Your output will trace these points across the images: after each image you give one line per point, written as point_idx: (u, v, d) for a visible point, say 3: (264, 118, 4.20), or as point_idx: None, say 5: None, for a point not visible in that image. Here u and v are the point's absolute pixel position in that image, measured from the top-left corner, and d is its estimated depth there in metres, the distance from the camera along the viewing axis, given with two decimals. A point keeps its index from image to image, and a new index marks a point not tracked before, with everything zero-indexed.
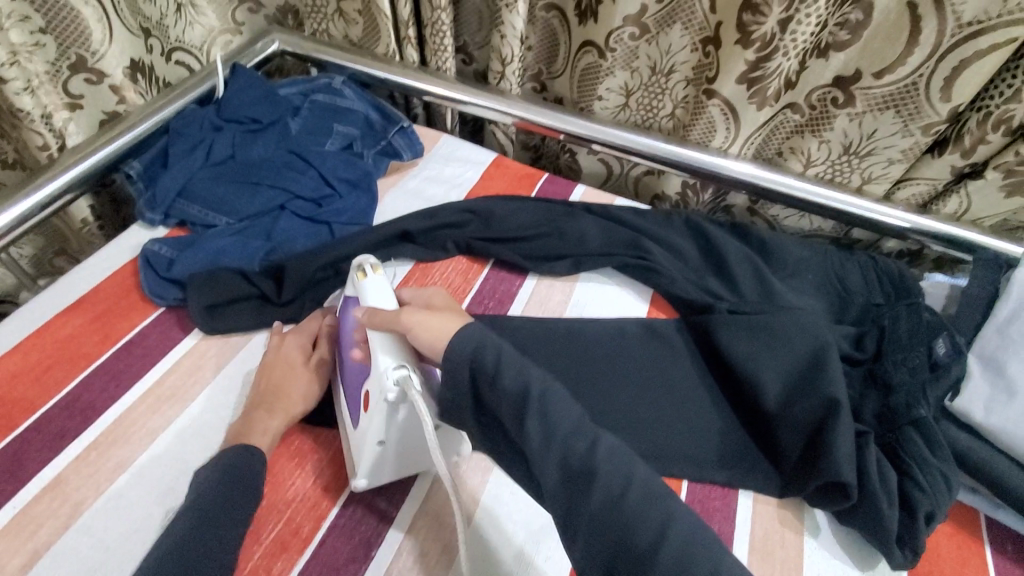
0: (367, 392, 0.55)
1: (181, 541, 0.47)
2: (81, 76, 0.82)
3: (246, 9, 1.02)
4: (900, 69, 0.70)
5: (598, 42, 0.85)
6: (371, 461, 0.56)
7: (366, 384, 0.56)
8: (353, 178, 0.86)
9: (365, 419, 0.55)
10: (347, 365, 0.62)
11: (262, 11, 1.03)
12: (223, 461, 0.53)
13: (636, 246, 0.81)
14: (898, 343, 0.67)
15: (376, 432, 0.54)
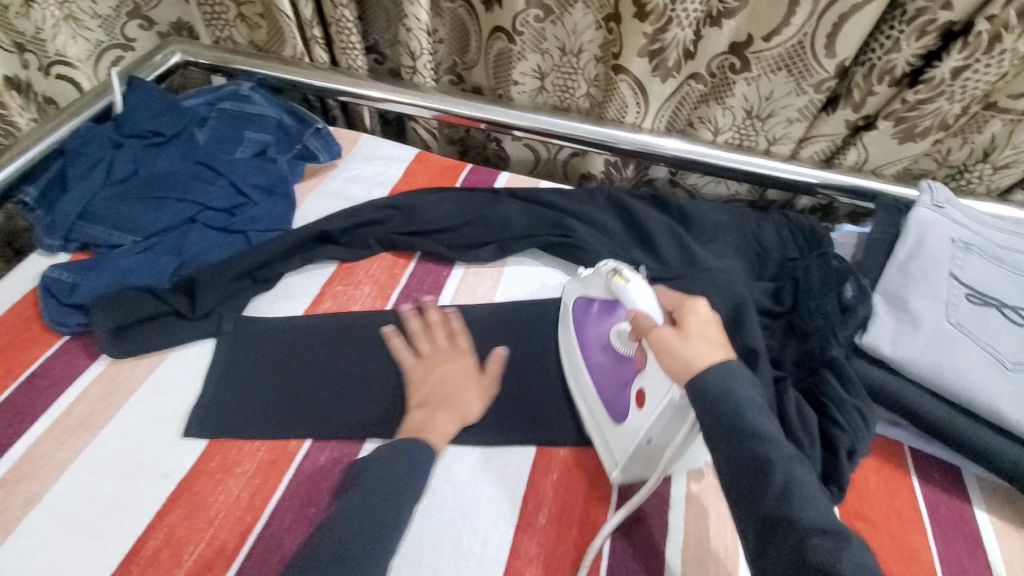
0: (642, 390, 0.56)
1: (338, 540, 0.48)
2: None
3: (137, 25, 0.97)
4: (785, 30, 0.73)
5: (506, 27, 0.86)
6: (632, 459, 0.57)
7: (642, 383, 0.56)
8: (268, 184, 0.83)
9: (637, 416, 0.56)
10: (600, 358, 0.64)
11: (154, 28, 1.00)
12: (397, 445, 0.57)
13: (559, 225, 0.81)
14: (811, 292, 0.70)
15: (646, 432, 0.54)
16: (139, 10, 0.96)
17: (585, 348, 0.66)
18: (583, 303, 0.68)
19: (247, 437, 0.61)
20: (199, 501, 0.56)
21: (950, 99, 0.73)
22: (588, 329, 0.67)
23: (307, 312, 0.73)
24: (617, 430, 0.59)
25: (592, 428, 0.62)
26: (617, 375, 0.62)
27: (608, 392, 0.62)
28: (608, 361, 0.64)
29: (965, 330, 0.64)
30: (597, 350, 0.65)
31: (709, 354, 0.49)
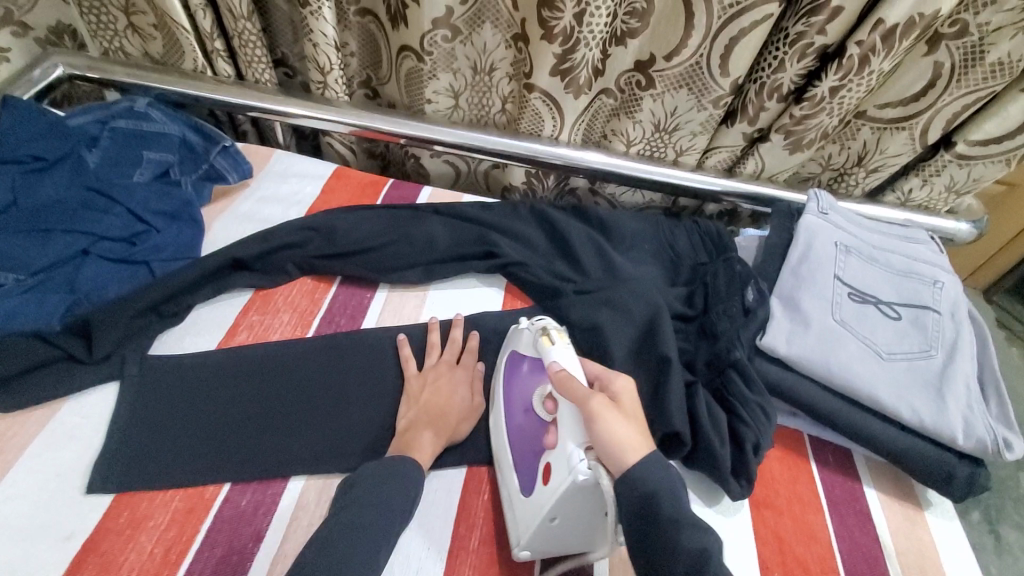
0: (549, 465, 0.55)
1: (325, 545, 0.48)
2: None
3: (9, 33, 0.86)
4: (684, 51, 0.77)
5: (414, 46, 0.84)
6: (534, 538, 0.55)
7: (549, 458, 0.55)
8: (172, 210, 0.78)
9: (542, 491, 0.54)
10: (523, 424, 0.62)
11: (31, 35, 0.90)
12: (385, 464, 0.56)
13: (484, 241, 0.82)
14: (719, 296, 0.75)
15: (549, 511, 0.53)
16: (12, 15, 0.85)
17: (512, 413, 0.64)
18: (513, 360, 0.68)
19: (160, 485, 0.58)
20: (108, 562, 0.52)
21: (830, 113, 0.80)
22: (515, 389, 0.66)
23: (221, 344, 0.70)
24: (523, 503, 0.56)
25: (503, 495, 0.60)
26: (530, 446, 0.60)
27: (523, 460, 0.60)
28: (529, 429, 0.61)
29: (847, 327, 0.71)
30: (525, 420, 0.62)
31: (628, 440, 0.50)
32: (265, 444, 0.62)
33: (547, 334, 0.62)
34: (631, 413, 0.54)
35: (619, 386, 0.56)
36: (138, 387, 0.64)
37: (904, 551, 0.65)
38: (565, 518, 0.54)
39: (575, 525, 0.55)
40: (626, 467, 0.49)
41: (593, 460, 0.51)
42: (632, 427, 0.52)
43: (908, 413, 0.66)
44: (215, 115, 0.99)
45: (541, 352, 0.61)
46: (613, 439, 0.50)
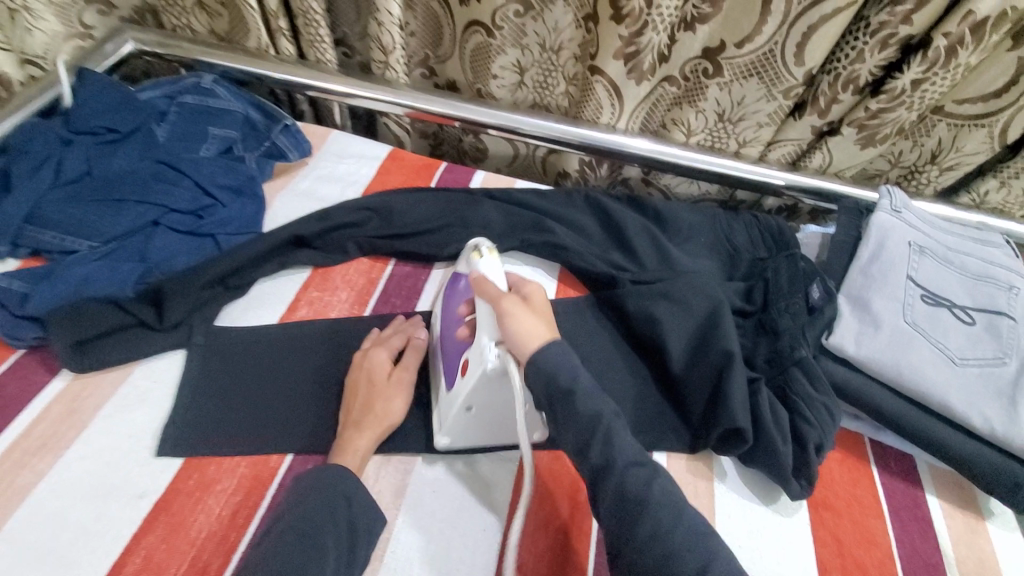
0: (467, 358, 0.59)
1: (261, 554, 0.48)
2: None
3: (96, 11, 0.90)
4: (757, 37, 0.75)
5: (485, 21, 0.85)
6: (454, 424, 0.60)
7: (467, 352, 0.59)
8: (236, 185, 0.80)
9: (460, 383, 0.59)
10: (448, 330, 0.65)
11: (116, 13, 0.92)
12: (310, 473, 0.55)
13: (539, 227, 0.82)
14: (781, 292, 0.73)
15: (463, 399, 0.57)
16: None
17: (443, 325, 0.67)
18: (448, 287, 0.69)
19: (225, 451, 0.59)
20: (178, 522, 0.54)
21: (908, 107, 0.77)
22: (449, 304, 0.68)
23: (283, 318, 0.71)
24: (445, 396, 0.61)
25: (432, 397, 0.66)
26: (452, 334, 0.64)
27: (446, 355, 0.64)
28: (452, 326, 0.65)
29: (920, 330, 0.69)
30: (450, 326, 0.66)
31: (531, 325, 0.54)
32: (325, 417, 0.63)
33: (477, 252, 0.62)
34: (539, 306, 0.57)
35: (529, 288, 0.59)
36: (207, 355, 0.66)
37: (967, 562, 0.63)
38: (481, 412, 0.59)
39: (492, 413, 0.60)
40: (529, 352, 0.52)
41: (501, 350, 0.55)
42: (538, 320, 0.55)
43: (978, 420, 0.64)
44: (275, 94, 1.00)
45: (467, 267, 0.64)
46: (520, 326, 0.53)
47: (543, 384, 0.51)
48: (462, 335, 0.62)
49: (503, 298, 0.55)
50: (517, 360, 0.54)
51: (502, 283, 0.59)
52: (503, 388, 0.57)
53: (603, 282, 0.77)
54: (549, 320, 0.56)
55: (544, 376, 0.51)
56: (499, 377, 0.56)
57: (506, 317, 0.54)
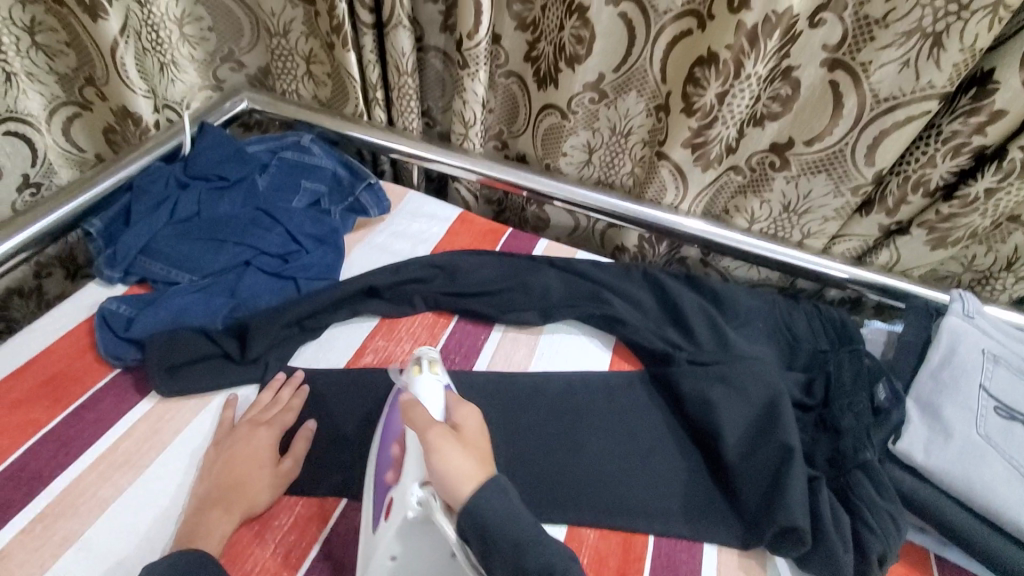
0: (390, 500, 0.53)
1: None
2: (90, 89, 0.95)
3: (228, 68, 1.05)
4: (828, 137, 0.78)
5: (560, 106, 0.91)
6: (377, 575, 0.53)
7: (392, 492, 0.54)
8: (320, 235, 0.87)
9: (383, 531, 0.53)
10: (383, 461, 0.59)
11: (243, 71, 1.06)
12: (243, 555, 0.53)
13: (597, 298, 0.84)
14: (843, 389, 0.73)
15: (388, 550, 0.52)
16: (232, 54, 1.03)
17: (381, 444, 0.61)
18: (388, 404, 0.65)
19: (285, 488, 0.61)
20: (236, 555, 0.56)
21: (983, 215, 0.77)
22: (384, 429, 0.63)
23: (349, 363, 0.75)
24: (370, 539, 0.55)
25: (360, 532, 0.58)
26: (384, 472, 0.58)
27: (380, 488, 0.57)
28: (385, 448, 0.60)
29: (992, 444, 0.65)
30: (382, 452, 0.60)
31: (466, 467, 0.50)
32: None
33: (419, 364, 0.64)
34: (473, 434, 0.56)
35: (463, 415, 0.58)
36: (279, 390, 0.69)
37: None
38: (411, 550, 0.52)
39: (423, 554, 0.52)
40: (459, 497, 0.48)
41: (427, 492, 0.50)
42: (470, 457, 0.51)
43: None
44: (361, 153, 1.10)
45: (406, 378, 0.64)
46: (453, 468, 0.49)
47: (470, 527, 0.47)
48: (393, 470, 0.56)
49: (433, 432, 0.52)
50: (445, 509, 0.49)
51: (439, 408, 0.60)
52: (434, 538, 0.51)
53: (658, 357, 0.78)
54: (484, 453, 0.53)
55: (474, 527, 0.47)
56: (427, 522, 0.51)
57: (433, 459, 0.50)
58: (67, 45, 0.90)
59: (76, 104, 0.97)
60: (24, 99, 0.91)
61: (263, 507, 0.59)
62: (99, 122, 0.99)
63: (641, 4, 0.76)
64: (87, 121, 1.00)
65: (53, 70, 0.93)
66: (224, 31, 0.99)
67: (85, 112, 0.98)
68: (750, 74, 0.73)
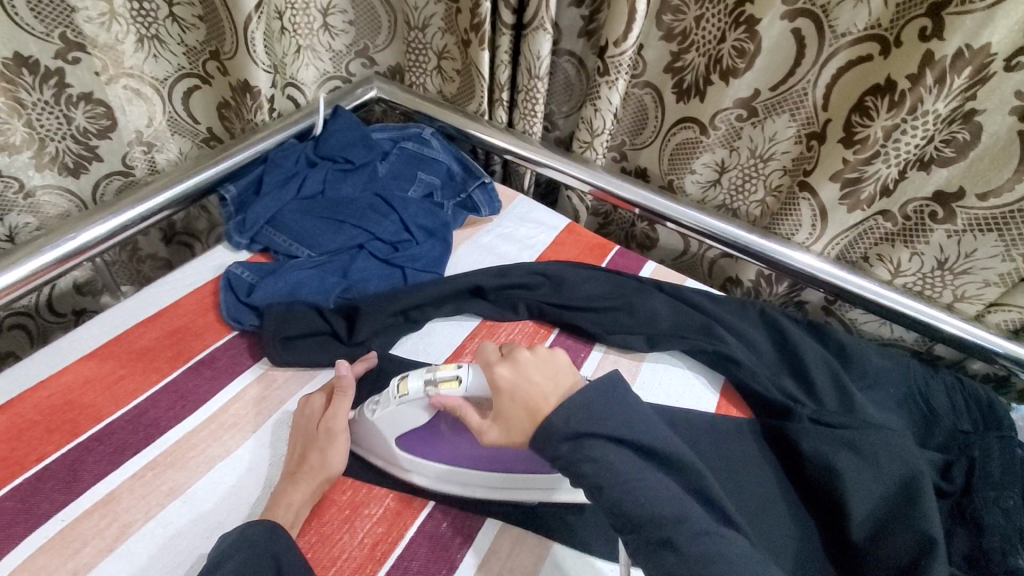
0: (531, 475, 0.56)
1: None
2: (212, 63, 0.93)
3: (359, 63, 1.08)
4: (1006, 194, 0.69)
5: (702, 120, 0.86)
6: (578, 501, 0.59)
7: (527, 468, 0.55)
8: (432, 227, 0.87)
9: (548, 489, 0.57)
10: (464, 454, 0.59)
11: (374, 68, 1.09)
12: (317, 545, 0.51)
13: (709, 333, 0.77)
14: (992, 481, 0.65)
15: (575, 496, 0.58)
16: (367, 50, 1.06)
17: (432, 450, 0.59)
18: (406, 443, 0.59)
19: (377, 476, 0.61)
20: (326, 536, 0.56)
21: None
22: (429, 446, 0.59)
23: (447, 361, 0.74)
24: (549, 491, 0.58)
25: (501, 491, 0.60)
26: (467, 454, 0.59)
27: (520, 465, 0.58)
28: (449, 452, 0.59)
29: None
30: (449, 448, 0.59)
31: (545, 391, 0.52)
32: None
33: (440, 384, 0.54)
34: (533, 359, 0.54)
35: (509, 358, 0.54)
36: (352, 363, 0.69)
37: None
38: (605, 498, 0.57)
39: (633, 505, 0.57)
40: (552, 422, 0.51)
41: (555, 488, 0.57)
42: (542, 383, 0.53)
43: None
44: (475, 151, 1.10)
45: (441, 400, 0.54)
46: (540, 398, 0.51)
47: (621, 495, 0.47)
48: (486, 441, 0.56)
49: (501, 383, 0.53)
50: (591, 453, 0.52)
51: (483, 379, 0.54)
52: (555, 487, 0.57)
53: (774, 410, 0.71)
54: (553, 375, 0.53)
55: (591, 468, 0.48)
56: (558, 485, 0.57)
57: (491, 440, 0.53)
58: (199, 19, 0.89)
59: (197, 77, 0.96)
60: (151, 63, 0.90)
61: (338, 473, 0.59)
62: (216, 97, 0.99)
63: (820, 21, 0.70)
64: (204, 95, 0.98)
65: (183, 42, 0.92)
66: (363, 28, 1.03)
67: (205, 86, 0.97)
68: (927, 111, 0.67)
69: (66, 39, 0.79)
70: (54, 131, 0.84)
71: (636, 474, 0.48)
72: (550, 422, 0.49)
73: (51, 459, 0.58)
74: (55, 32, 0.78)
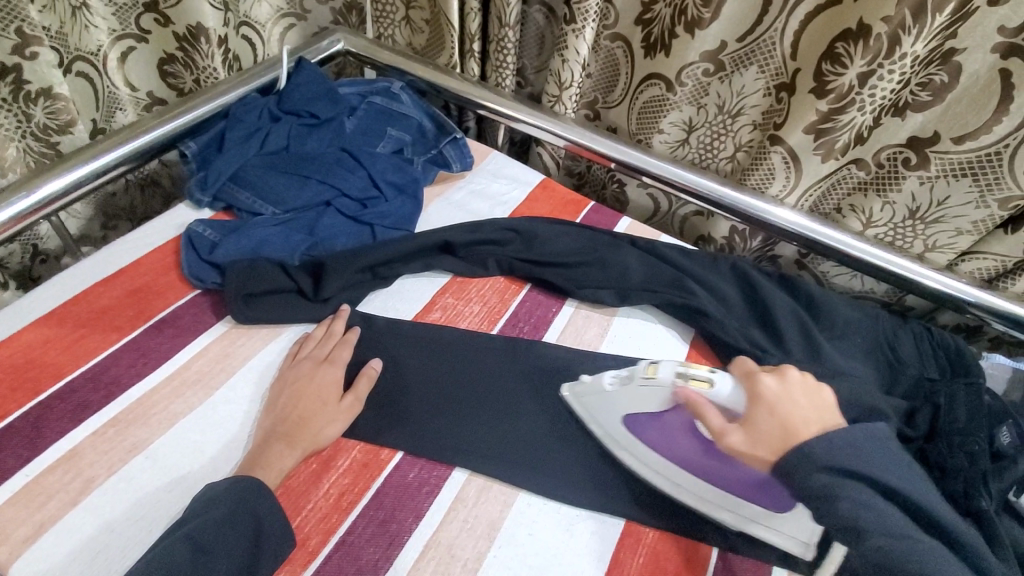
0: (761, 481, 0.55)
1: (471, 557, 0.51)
2: (149, 15, 0.85)
3: None
4: (983, 137, 0.67)
5: (668, 77, 0.84)
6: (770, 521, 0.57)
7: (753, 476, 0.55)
8: (401, 183, 0.85)
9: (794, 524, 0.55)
10: (687, 451, 0.58)
11: (330, 5, 1.03)
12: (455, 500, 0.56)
13: (679, 287, 0.77)
14: (954, 426, 0.66)
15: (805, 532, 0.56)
16: None
17: (657, 432, 0.59)
18: (632, 421, 0.60)
19: (345, 429, 0.61)
20: (292, 488, 0.56)
21: None
22: (659, 437, 0.59)
23: (416, 317, 0.74)
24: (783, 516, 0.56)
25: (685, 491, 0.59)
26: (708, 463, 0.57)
27: (736, 482, 0.56)
28: (670, 443, 0.59)
29: None
30: (672, 443, 0.59)
31: (812, 415, 0.49)
32: (432, 420, 0.63)
33: (691, 380, 0.53)
34: (799, 383, 0.52)
35: (790, 375, 0.53)
36: (329, 321, 0.69)
37: None
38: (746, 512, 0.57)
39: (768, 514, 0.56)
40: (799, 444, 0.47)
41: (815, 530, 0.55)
42: (815, 407, 0.50)
43: None
44: (448, 105, 1.07)
45: (687, 397, 0.53)
46: (796, 421, 0.49)
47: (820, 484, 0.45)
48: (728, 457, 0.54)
49: (772, 393, 0.51)
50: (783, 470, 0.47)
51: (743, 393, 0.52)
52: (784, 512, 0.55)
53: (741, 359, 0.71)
54: (821, 409, 0.50)
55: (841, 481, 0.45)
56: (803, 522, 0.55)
57: (731, 444, 0.51)
58: None
59: (133, 36, 0.86)
60: (85, 33, 0.80)
61: (326, 442, 0.59)
62: (155, 53, 0.89)
63: None
64: (142, 55, 0.89)
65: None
66: None
67: (143, 45, 0.88)
68: (906, 53, 0.65)
69: (21, 32, 0.71)
70: (11, 129, 0.78)
71: (854, 495, 0.44)
72: (807, 445, 0.46)
73: (12, 417, 0.57)
74: (10, 27, 0.70)
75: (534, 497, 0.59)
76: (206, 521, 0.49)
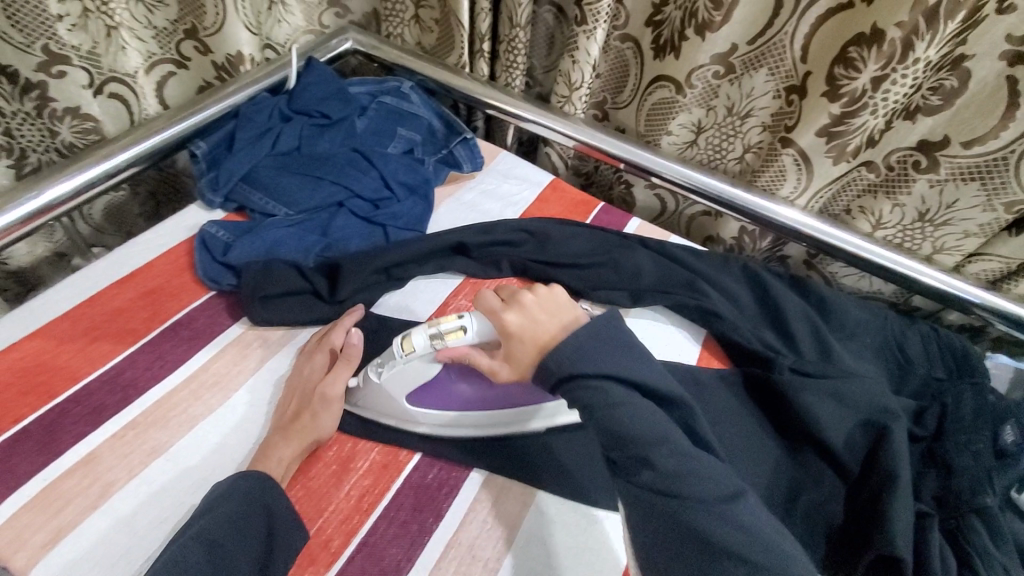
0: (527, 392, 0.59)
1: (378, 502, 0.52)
2: (189, 42, 0.89)
3: (333, 14, 1.02)
4: (992, 142, 0.68)
5: (677, 78, 0.84)
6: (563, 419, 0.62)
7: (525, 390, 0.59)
8: (414, 184, 0.85)
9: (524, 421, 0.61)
10: (468, 396, 0.61)
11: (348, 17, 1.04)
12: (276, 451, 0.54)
13: (692, 288, 0.78)
14: (961, 424, 0.67)
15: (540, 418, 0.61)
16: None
17: (441, 396, 0.61)
18: (416, 395, 0.61)
19: (362, 431, 0.62)
20: (313, 489, 0.57)
21: None
22: (438, 397, 0.61)
23: (431, 318, 0.74)
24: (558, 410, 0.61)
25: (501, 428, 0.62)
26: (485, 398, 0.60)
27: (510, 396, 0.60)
28: (448, 398, 0.61)
29: None
30: (450, 398, 0.61)
31: (546, 327, 0.51)
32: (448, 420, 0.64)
33: (446, 334, 0.54)
34: (546, 300, 0.54)
35: (529, 297, 0.54)
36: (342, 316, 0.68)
37: None
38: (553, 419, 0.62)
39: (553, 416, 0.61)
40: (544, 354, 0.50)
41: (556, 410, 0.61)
42: (553, 319, 0.52)
43: None
44: (457, 105, 1.07)
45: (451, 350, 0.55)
46: (532, 341, 0.51)
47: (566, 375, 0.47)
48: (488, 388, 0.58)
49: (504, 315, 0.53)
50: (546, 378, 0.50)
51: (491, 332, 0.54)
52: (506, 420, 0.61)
53: (753, 360, 0.72)
54: (564, 318, 0.53)
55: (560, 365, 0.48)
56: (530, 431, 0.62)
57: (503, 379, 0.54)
58: None
59: (171, 62, 0.91)
60: (121, 56, 0.84)
61: (327, 436, 0.59)
62: (195, 80, 0.95)
63: None
64: (182, 80, 0.94)
65: (152, 25, 0.86)
66: None
67: (181, 70, 0.93)
68: (919, 58, 0.65)
69: (49, 50, 0.76)
70: (37, 142, 0.85)
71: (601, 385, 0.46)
72: (555, 350, 0.48)
73: (27, 421, 0.57)
74: (38, 44, 0.75)
75: (553, 497, 0.59)
76: (214, 519, 0.48)
